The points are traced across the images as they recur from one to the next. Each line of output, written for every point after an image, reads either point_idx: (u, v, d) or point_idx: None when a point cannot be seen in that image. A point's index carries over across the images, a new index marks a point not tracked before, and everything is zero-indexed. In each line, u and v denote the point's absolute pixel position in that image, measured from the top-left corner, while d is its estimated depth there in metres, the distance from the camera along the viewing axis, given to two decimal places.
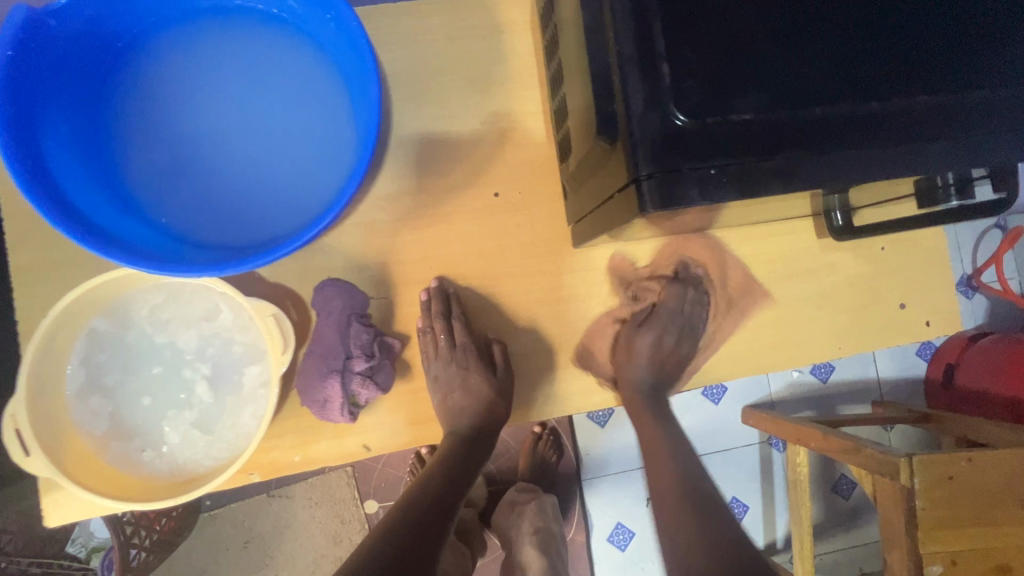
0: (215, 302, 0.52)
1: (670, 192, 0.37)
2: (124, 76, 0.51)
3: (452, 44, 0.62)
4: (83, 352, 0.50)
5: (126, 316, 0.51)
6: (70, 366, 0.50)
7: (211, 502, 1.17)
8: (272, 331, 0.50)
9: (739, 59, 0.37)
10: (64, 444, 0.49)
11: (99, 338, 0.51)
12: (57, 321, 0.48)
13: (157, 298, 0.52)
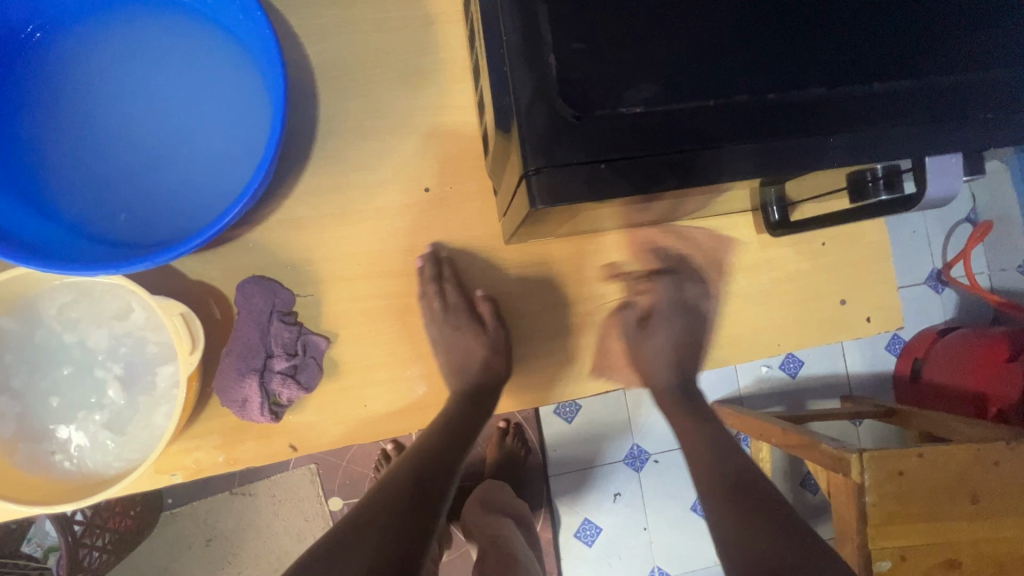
0: (126, 301, 0.51)
1: (559, 187, 0.36)
2: (27, 68, 0.49)
3: (380, 35, 0.60)
4: None
5: (35, 316, 0.50)
6: None
7: (173, 501, 1.17)
8: (179, 331, 0.48)
9: (630, 50, 0.36)
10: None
11: (5, 338, 0.49)
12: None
13: (66, 297, 0.50)
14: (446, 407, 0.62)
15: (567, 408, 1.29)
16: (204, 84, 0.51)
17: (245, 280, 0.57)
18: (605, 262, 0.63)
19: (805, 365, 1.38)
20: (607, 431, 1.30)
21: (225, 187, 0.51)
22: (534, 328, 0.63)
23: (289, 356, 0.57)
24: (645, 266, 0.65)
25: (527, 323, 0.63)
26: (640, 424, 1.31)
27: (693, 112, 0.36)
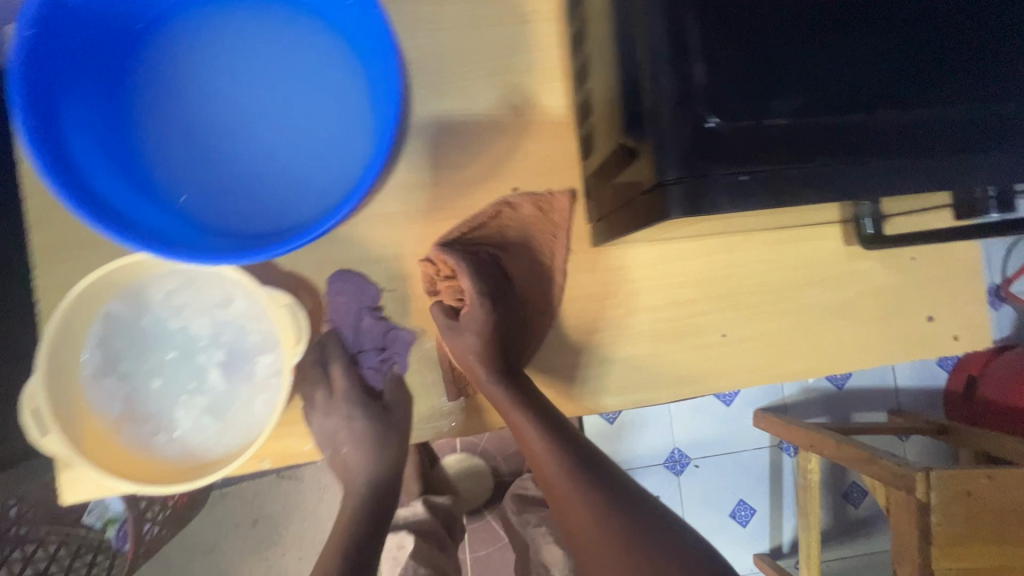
0: (230, 290, 0.52)
1: (699, 197, 0.35)
2: (145, 59, 0.51)
3: (475, 32, 0.60)
4: (99, 334, 0.50)
5: (142, 301, 0.51)
6: (86, 348, 0.50)
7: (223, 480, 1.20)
8: (288, 321, 0.50)
9: (778, 59, 0.35)
10: (79, 426, 0.49)
11: (116, 321, 0.51)
12: (75, 303, 0.48)
13: (172, 284, 0.52)
14: None
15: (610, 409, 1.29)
16: (310, 76, 0.51)
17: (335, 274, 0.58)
18: (689, 268, 0.62)
19: (853, 377, 1.35)
20: (647, 434, 1.30)
21: (329, 180, 0.51)
22: (615, 332, 0.62)
23: (380, 350, 0.60)
24: (730, 274, 0.63)
25: (608, 326, 0.62)
26: (681, 428, 1.31)
27: (841, 124, 0.36)
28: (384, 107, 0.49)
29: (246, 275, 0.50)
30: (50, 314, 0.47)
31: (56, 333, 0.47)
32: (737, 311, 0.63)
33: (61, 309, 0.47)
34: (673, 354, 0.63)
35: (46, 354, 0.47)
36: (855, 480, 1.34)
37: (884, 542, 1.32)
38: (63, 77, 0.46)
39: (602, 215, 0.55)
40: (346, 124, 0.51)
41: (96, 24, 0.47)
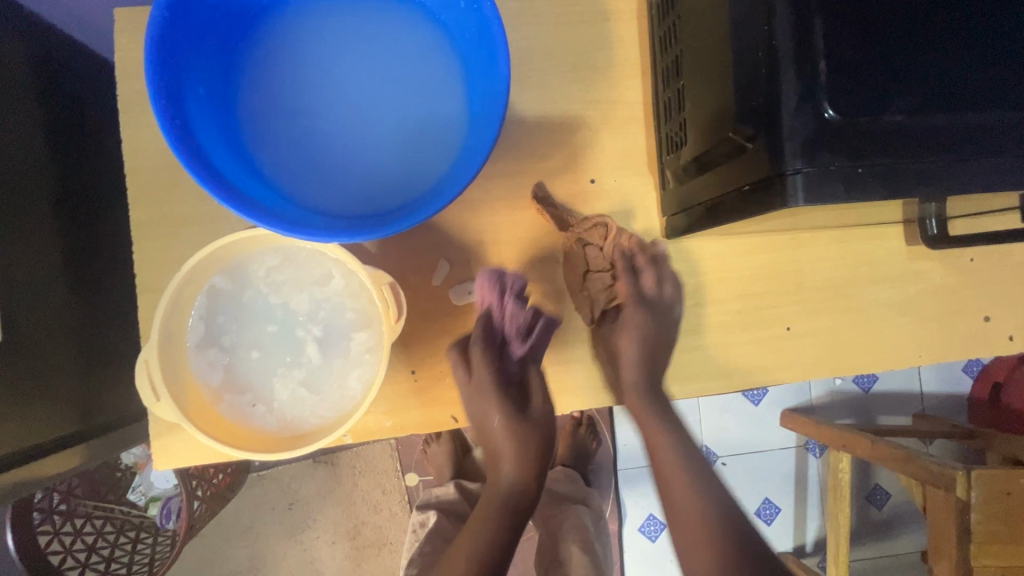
0: (328, 268, 0.54)
1: (816, 187, 0.38)
2: (255, 44, 0.53)
3: (559, 28, 0.62)
4: (204, 306, 0.53)
5: (244, 276, 0.53)
6: (192, 319, 0.52)
7: (260, 463, 1.21)
8: (386, 298, 0.52)
9: (895, 56, 0.37)
10: (185, 393, 0.51)
11: (220, 295, 0.53)
12: (187, 275, 0.50)
13: (273, 260, 0.53)
14: (592, 392, 0.64)
15: None
16: (411, 63, 0.53)
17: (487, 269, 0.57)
18: (759, 262, 0.64)
19: (880, 381, 1.37)
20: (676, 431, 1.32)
21: (424, 163, 0.53)
22: (684, 323, 0.64)
23: (527, 339, 0.57)
24: (795, 269, 0.65)
25: (676, 316, 0.64)
26: (709, 425, 1.33)
27: (955, 119, 0.37)
28: (485, 96, 0.51)
29: (346, 253, 0.52)
30: (166, 285, 0.49)
31: (170, 303, 0.49)
32: (801, 306, 0.65)
33: (176, 280, 0.49)
34: (738, 346, 0.65)
35: (161, 323, 0.49)
36: (879, 482, 1.36)
37: (906, 543, 1.35)
38: (187, 58, 0.48)
39: (682, 207, 0.58)
40: (444, 110, 0.53)
41: (216, 9, 0.50)
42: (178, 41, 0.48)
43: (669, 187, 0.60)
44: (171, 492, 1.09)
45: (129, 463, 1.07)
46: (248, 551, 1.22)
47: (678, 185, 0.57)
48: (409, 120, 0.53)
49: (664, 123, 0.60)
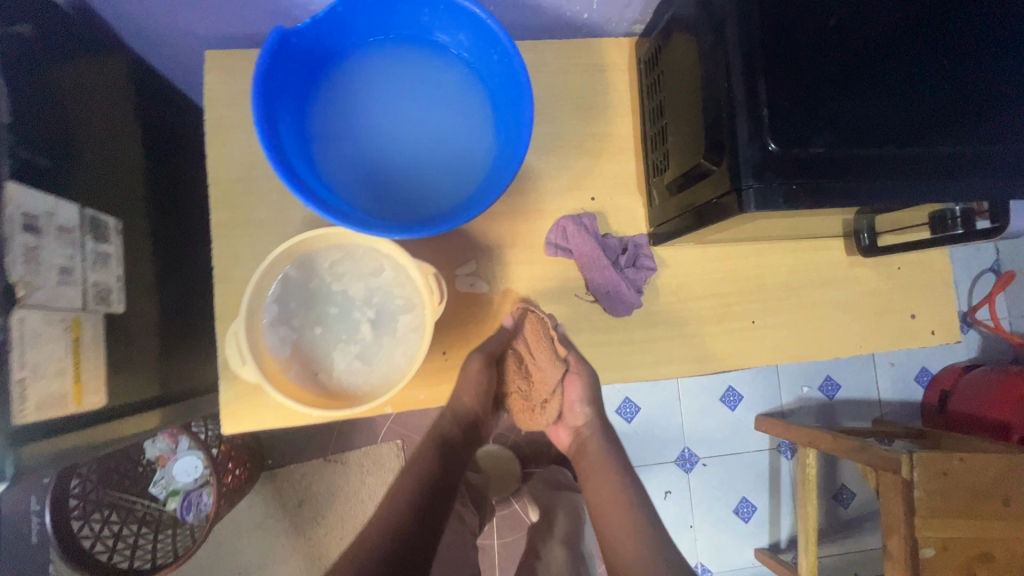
0: (381, 261, 0.66)
1: (764, 198, 0.52)
2: (328, 84, 0.66)
3: (565, 77, 0.77)
4: (278, 291, 0.64)
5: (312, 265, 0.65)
6: (268, 301, 0.63)
7: (274, 461, 1.30)
8: (430, 285, 0.64)
9: (816, 107, 0.52)
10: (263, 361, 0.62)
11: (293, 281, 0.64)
12: (269, 265, 0.62)
13: (336, 255, 0.65)
14: (593, 373, 0.76)
15: (628, 408, 1.43)
16: (452, 101, 0.67)
17: (544, 244, 0.75)
18: (728, 266, 0.78)
19: (841, 388, 1.52)
20: (661, 433, 1.44)
21: (461, 180, 0.66)
22: (669, 316, 0.77)
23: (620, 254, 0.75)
24: (758, 273, 0.79)
25: (662, 309, 0.77)
26: (690, 429, 1.45)
27: (858, 151, 0.52)
28: (512, 127, 0.65)
29: (397, 249, 0.64)
30: (253, 271, 0.61)
31: (255, 286, 0.61)
32: (763, 303, 0.79)
33: (262, 267, 0.61)
34: (713, 335, 0.78)
35: (248, 301, 0.60)
36: (845, 483, 1.48)
37: (871, 538, 1.46)
38: (279, 93, 0.61)
39: (666, 219, 0.72)
40: (477, 138, 0.67)
41: (301, 56, 0.63)
42: (273, 82, 0.61)
43: (656, 202, 0.74)
44: (192, 485, 1.16)
45: (152, 458, 1.14)
46: (260, 546, 1.29)
47: (664, 201, 0.71)
48: (449, 145, 0.67)
49: (650, 152, 0.74)
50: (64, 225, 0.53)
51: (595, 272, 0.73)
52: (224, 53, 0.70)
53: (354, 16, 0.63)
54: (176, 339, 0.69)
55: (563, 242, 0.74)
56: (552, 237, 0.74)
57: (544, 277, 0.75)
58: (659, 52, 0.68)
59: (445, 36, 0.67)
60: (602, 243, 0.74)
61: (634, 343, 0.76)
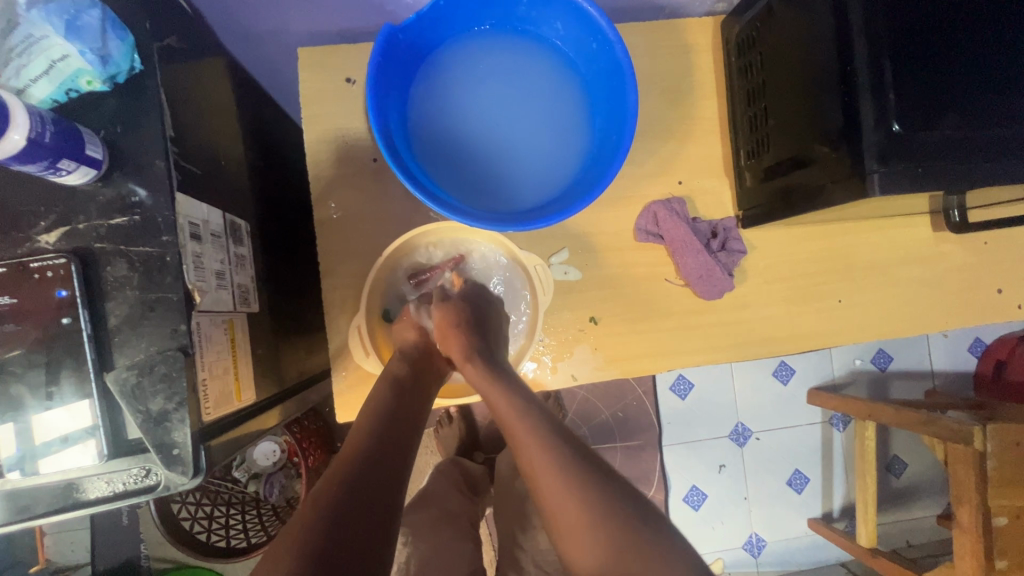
0: (482, 247, 0.75)
1: (889, 183, 0.52)
2: (425, 78, 0.67)
3: (650, 60, 0.77)
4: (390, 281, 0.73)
5: (419, 264, 0.74)
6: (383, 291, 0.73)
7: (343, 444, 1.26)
8: (538, 276, 0.73)
9: (942, 86, 0.52)
10: (378, 353, 0.71)
11: (417, 268, 0.74)
12: (383, 260, 0.70)
13: (439, 243, 0.74)
14: (683, 355, 0.77)
15: (682, 385, 1.45)
16: (549, 92, 0.68)
17: (633, 230, 0.76)
18: (814, 246, 0.78)
19: (894, 360, 1.51)
20: (715, 409, 1.46)
21: (560, 170, 0.67)
22: (756, 297, 0.78)
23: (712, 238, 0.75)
24: (844, 252, 0.79)
25: (750, 291, 0.78)
26: (743, 403, 1.46)
27: (986, 131, 0.51)
28: (613, 117, 0.65)
29: (500, 240, 0.73)
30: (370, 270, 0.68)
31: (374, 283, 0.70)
32: (850, 282, 0.79)
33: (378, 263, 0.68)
34: (800, 315, 0.78)
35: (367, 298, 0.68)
36: (897, 454, 1.47)
37: (925, 510, 1.46)
38: (385, 89, 0.62)
39: (760, 203, 0.72)
40: (575, 129, 0.68)
41: (405, 50, 0.64)
42: (380, 77, 0.62)
43: (748, 186, 0.74)
44: (272, 468, 1.18)
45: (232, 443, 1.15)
46: None
47: (759, 185, 0.72)
48: (547, 137, 0.68)
49: (742, 134, 0.74)
50: (215, 230, 0.50)
51: (688, 257, 0.73)
52: (321, 50, 0.70)
53: (454, 9, 0.63)
54: (293, 333, 0.71)
55: (656, 226, 0.75)
56: (644, 222, 0.75)
57: (634, 262, 0.76)
58: (757, 32, 0.67)
59: (542, 25, 0.67)
60: (693, 227, 0.75)
61: (722, 325, 0.77)
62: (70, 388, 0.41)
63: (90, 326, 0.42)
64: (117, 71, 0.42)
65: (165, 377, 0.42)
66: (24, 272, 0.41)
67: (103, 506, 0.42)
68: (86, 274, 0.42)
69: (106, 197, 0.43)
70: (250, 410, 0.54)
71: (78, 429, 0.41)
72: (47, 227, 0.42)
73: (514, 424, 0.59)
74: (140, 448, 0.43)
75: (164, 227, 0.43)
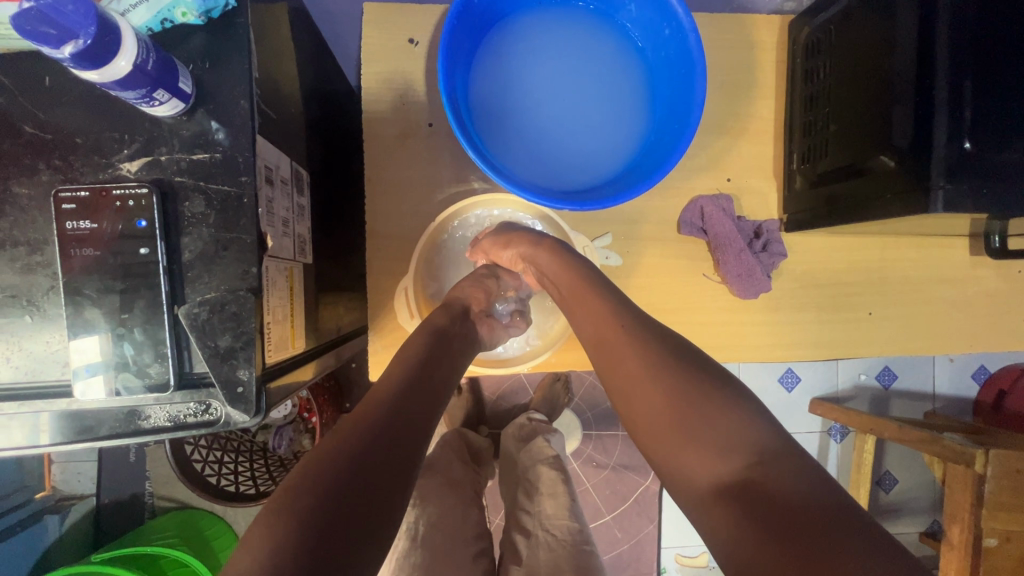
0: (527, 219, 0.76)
1: (954, 200, 0.52)
2: (491, 46, 0.67)
3: (713, 51, 0.77)
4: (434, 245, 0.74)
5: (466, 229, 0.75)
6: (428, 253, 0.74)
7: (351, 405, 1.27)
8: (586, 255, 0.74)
9: (1020, 110, 0.51)
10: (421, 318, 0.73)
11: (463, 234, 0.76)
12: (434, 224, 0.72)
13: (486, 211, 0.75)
14: (710, 350, 0.78)
15: None
16: (613, 74, 0.68)
17: (678, 223, 0.76)
18: (851, 256, 0.79)
19: (898, 378, 1.53)
20: None
21: (616, 154, 0.67)
22: (788, 300, 0.79)
23: (755, 240, 0.76)
24: (880, 265, 0.79)
25: (783, 294, 0.78)
26: None
27: None
28: (677, 105, 0.65)
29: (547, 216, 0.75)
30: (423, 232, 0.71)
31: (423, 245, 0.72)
32: (881, 295, 0.80)
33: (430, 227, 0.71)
34: (829, 322, 0.79)
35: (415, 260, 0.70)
36: (889, 469, 1.50)
37: (909, 526, 1.50)
38: (453, 54, 0.62)
39: (807, 209, 0.73)
40: (635, 114, 0.68)
41: (477, 17, 0.63)
42: (452, 42, 0.61)
43: (796, 191, 0.75)
44: (282, 421, 1.19)
45: None
46: None
47: (809, 191, 0.72)
48: (606, 118, 0.67)
49: (797, 137, 0.74)
50: (284, 177, 0.51)
51: (730, 255, 0.74)
52: (389, 7, 0.70)
53: None
54: (332, 289, 0.72)
55: (700, 218, 0.75)
56: (692, 215, 0.75)
57: (674, 252, 0.77)
58: (829, 36, 0.67)
59: (615, 4, 0.66)
60: (737, 226, 0.75)
61: (752, 324, 0.78)
62: (143, 317, 0.42)
63: (165, 258, 0.42)
64: (214, 6, 0.42)
65: (234, 316, 0.42)
66: (105, 198, 0.41)
67: (160, 436, 0.43)
68: (164, 207, 0.42)
69: (189, 131, 0.43)
70: (299, 358, 0.55)
71: (146, 356, 0.42)
72: (129, 155, 0.42)
73: (612, 339, 0.55)
74: (202, 382, 0.43)
75: (243, 168, 0.43)
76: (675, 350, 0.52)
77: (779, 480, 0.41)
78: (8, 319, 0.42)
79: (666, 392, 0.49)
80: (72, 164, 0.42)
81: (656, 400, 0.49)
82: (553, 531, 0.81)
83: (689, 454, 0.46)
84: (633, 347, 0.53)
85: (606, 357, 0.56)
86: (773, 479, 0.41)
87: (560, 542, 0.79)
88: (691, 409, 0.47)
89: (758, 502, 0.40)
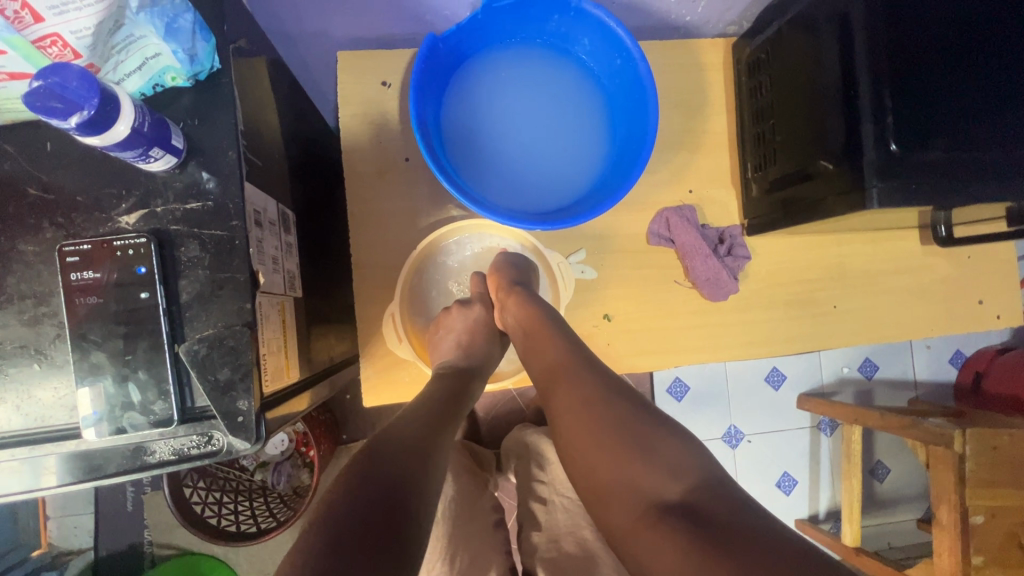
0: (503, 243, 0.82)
1: (887, 197, 0.57)
2: (458, 83, 0.72)
3: (666, 76, 0.83)
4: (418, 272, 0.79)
5: (447, 257, 0.81)
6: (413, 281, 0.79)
7: (348, 435, 1.28)
8: (561, 270, 0.79)
9: (936, 113, 0.57)
10: (410, 342, 0.77)
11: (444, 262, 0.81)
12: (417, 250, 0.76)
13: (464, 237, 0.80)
14: (688, 351, 0.82)
15: (678, 387, 1.50)
16: (573, 101, 0.73)
17: (647, 234, 0.81)
18: (812, 254, 0.84)
19: (880, 369, 1.58)
20: (709, 411, 1.51)
21: (581, 174, 0.72)
22: (757, 299, 0.83)
23: (720, 246, 0.81)
24: (839, 261, 0.85)
25: (752, 294, 0.83)
26: (737, 406, 1.52)
27: (974, 153, 0.57)
28: (634, 127, 0.70)
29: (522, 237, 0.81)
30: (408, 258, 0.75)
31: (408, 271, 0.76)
32: (843, 289, 0.85)
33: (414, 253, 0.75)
34: (797, 317, 0.84)
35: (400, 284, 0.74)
36: (880, 459, 1.53)
37: (905, 514, 1.52)
38: (423, 93, 0.67)
39: (765, 213, 0.78)
40: (596, 137, 0.73)
41: (444, 58, 0.68)
42: (421, 83, 0.66)
43: (753, 198, 0.80)
44: (280, 457, 1.20)
45: None
46: None
47: (765, 196, 0.77)
48: (570, 142, 0.73)
49: (750, 148, 0.80)
50: (271, 218, 0.55)
51: (697, 261, 0.78)
52: (361, 54, 0.75)
53: (490, 21, 0.68)
54: (323, 321, 0.75)
55: (667, 229, 0.80)
56: (660, 228, 0.80)
57: (645, 261, 0.81)
58: (767, 55, 0.73)
59: (570, 39, 0.72)
60: (702, 233, 0.80)
61: (725, 324, 0.83)
62: (146, 358, 0.45)
63: (164, 301, 0.45)
64: (200, 69, 0.46)
65: (232, 351, 0.45)
66: (107, 249, 0.45)
67: (166, 469, 0.46)
68: (161, 254, 0.46)
69: (182, 183, 0.47)
70: (294, 387, 0.58)
71: (150, 394, 0.45)
72: (128, 209, 0.46)
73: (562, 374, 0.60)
74: (204, 415, 0.46)
75: (233, 213, 0.47)
76: (625, 387, 0.57)
77: (719, 502, 0.46)
78: (18, 368, 0.45)
79: (616, 421, 0.53)
80: (75, 220, 0.45)
81: (605, 427, 0.53)
82: (566, 493, 0.83)
83: (641, 471, 0.49)
84: (585, 380, 0.58)
85: (557, 386, 0.59)
86: (714, 502, 0.46)
87: (575, 501, 0.82)
88: (637, 436, 0.52)
89: (702, 517, 0.44)
